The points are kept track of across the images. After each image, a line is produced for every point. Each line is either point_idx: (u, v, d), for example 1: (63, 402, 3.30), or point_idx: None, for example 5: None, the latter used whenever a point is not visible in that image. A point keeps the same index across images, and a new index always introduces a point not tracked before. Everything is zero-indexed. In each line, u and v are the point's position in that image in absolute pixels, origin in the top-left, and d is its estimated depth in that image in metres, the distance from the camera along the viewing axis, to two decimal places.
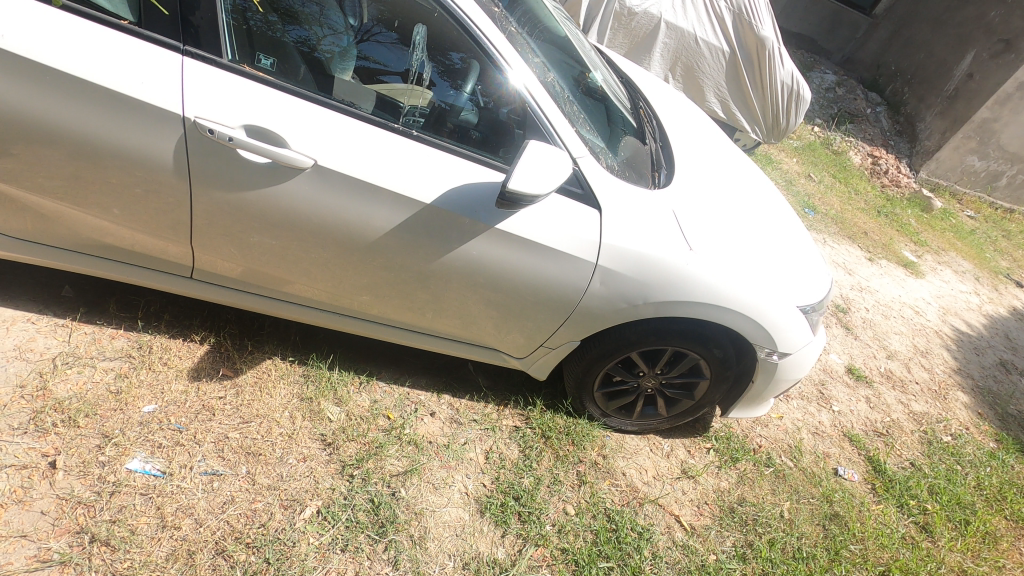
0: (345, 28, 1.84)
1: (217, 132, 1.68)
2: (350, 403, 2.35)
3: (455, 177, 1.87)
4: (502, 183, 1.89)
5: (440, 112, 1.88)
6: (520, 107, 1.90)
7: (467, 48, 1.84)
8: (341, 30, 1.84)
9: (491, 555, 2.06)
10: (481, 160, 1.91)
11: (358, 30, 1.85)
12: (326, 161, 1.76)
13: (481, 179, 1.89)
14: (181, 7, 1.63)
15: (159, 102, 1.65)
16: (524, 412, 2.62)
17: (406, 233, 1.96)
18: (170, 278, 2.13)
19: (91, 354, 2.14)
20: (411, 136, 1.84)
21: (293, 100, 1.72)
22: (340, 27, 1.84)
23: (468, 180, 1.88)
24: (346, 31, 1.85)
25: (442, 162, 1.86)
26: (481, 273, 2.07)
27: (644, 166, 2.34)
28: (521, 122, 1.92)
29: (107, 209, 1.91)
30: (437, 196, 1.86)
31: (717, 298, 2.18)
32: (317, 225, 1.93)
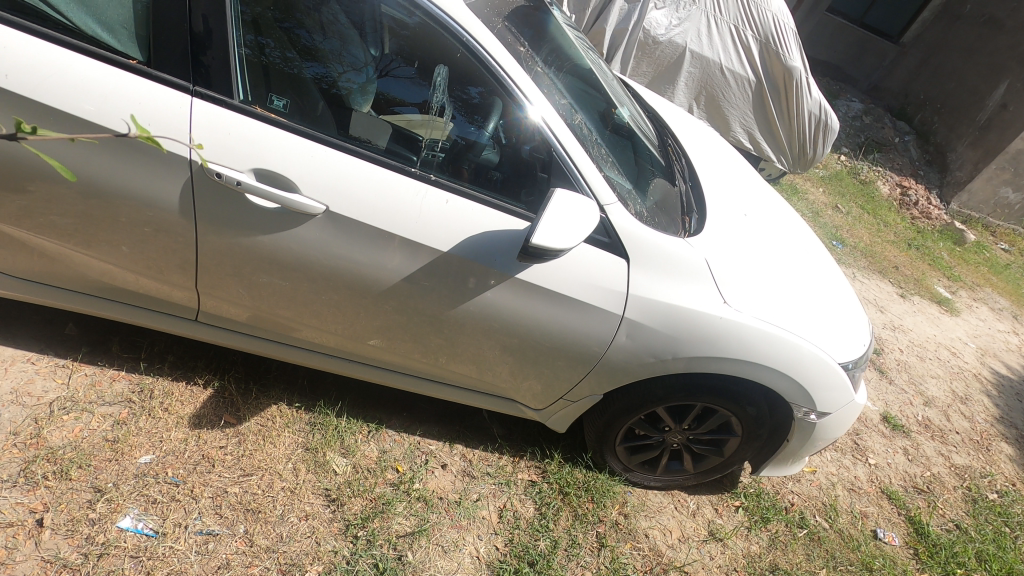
0: (367, 61, 1.71)
1: (225, 175, 1.58)
2: (357, 454, 2.22)
3: (475, 224, 1.75)
4: (524, 232, 1.78)
5: (461, 152, 1.76)
6: (546, 148, 1.78)
7: (492, 83, 1.72)
8: (363, 63, 1.71)
9: None
10: (503, 206, 1.79)
11: (379, 61, 1.71)
12: (339, 208, 1.67)
13: (501, 228, 1.77)
14: (192, 45, 1.53)
15: (167, 145, 1.57)
16: (540, 465, 2.47)
17: (420, 282, 1.84)
18: (176, 319, 2.05)
19: (90, 399, 2.04)
20: (429, 180, 1.73)
21: (305, 143, 1.62)
22: (364, 59, 1.71)
23: (488, 229, 1.76)
24: (367, 64, 1.71)
25: (461, 209, 1.74)
26: (499, 323, 1.95)
27: (674, 211, 2.21)
28: (546, 165, 1.80)
29: (112, 250, 1.83)
30: (454, 245, 1.76)
31: (752, 356, 2.02)
32: (327, 271, 1.83)
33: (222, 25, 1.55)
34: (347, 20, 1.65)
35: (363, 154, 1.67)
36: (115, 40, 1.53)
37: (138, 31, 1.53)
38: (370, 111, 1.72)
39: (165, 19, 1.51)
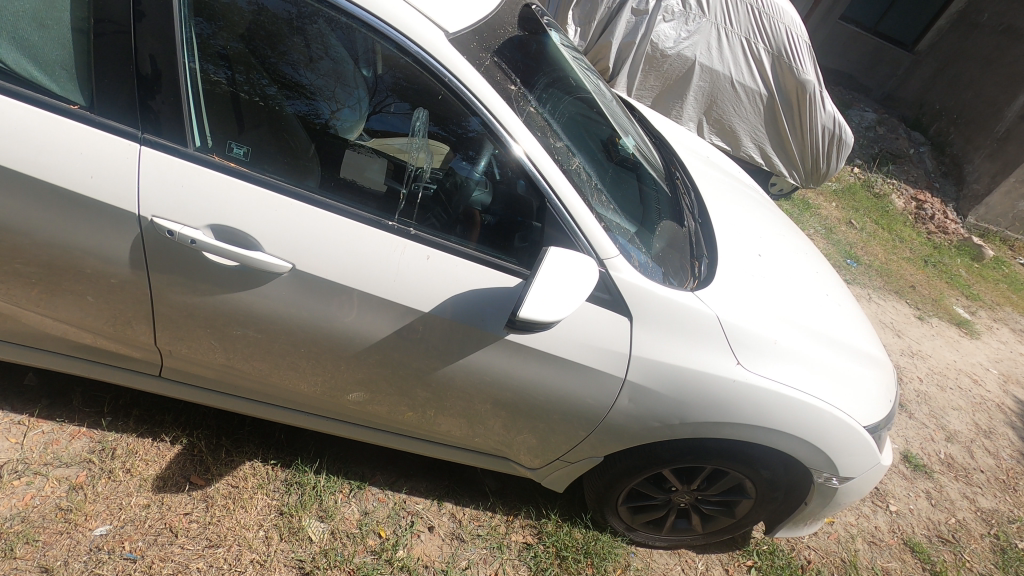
0: (360, 83, 1.55)
1: (177, 233, 1.42)
2: (336, 518, 2.04)
3: (459, 281, 1.58)
4: (515, 290, 1.60)
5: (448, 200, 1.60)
6: (540, 194, 1.58)
7: (482, 121, 1.53)
8: (355, 85, 1.55)
9: None
10: (492, 261, 1.61)
11: (371, 84, 1.54)
12: (307, 267, 1.50)
13: (489, 286, 1.60)
14: (139, 89, 1.36)
15: (112, 199, 1.40)
16: (536, 525, 2.29)
17: (401, 342, 1.67)
18: (141, 376, 1.89)
19: (45, 460, 1.88)
20: (409, 234, 1.55)
21: (269, 195, 1.45)
22: (356, 81, 1.54)
23: (475, 288, 1.59)
24: (360, 86, 1.55)
25: (445, 266, 1.57)
26: (489, 384, 1.77)
27: (684, 255, 2.03)
28: (540, 213, 1.60)
29: (63, 306, 1.66)
30: (436, 305, 1.59)
31: (766, 421, 1.85)
32: (297, 331, 1.66)
33: (174, 65, 1.38)
34: (326, 54, 1.50)
35: (334, 206, 1.50)
36: (54, 84, 1.37)
37: (80, 74, 1.36)
38: (365, 138, 1.57)
39: (108, 59, 1.34)
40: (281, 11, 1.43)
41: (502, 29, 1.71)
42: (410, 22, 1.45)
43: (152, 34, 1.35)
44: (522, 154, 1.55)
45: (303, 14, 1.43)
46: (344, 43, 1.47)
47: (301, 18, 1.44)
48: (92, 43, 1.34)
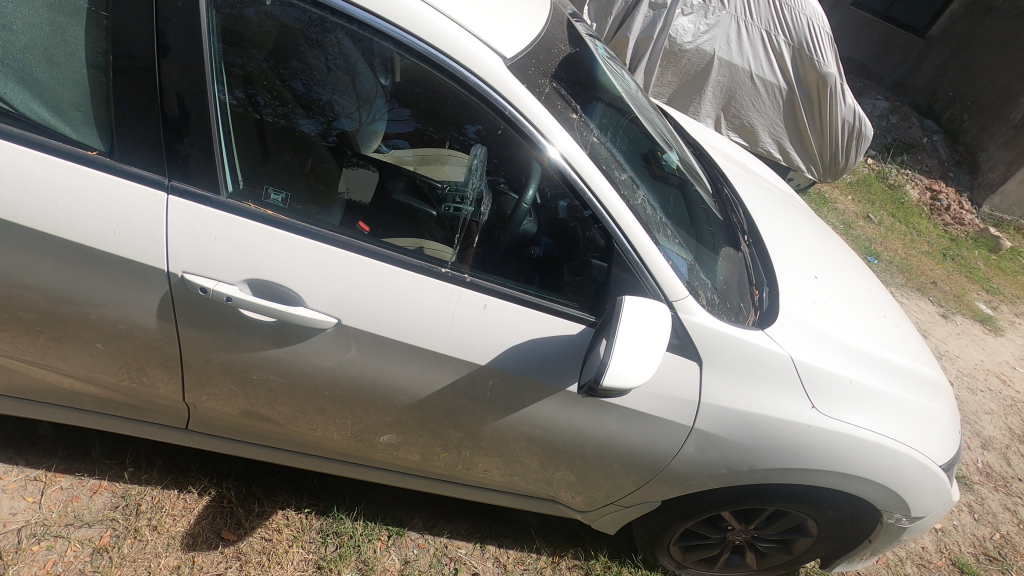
0: (376, 91, 1.39)
1: (211, 290, 1.28)
2: (377, 569, 1.93)
3: (519, 331, 1.44)
4: (580, 339, 1.47)
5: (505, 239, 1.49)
6: (604, 230, 1.44)
7: (485, 128, 1.37)
8: (371, 93, 1.39)
9: None
10: (555, 308, 1.47)
11: (390, 92, 1.39)
12: (355, 322, 1.37)
13: (550, 335, 1.46)
14: (166, 133, 1.21)
15: (137, 255, 1.25)
16: (584, 566, 2.17)
17: (453, 396, 1.53)
18: (160, 428, 1.74)
19: (65, 521, 1.74)
20: (464, 281, 1.42)
21: (311, 245, 1.31)
22: (371, 88, 1.39)
23: (535, 338, 1.45)
24: (377, 94, 1.40)
25: (503, 315, 1.43)
26: (545, 435, 1.64)
27: (745, 284, 1.91)
28: (605, 252, 1.47)
29: (82, 362, 1.52)
30: (494, 357, 1.45)
31: (840, 465, 1.73)
32: (339, 386, 1.52)
33: (204, 106, 1.22)
34: (342, 65, 1.33)
35: (383, 255, 1.36)
36: (66, 126, 1.21)
37: (97, 115, 1.21)
38: (381, 150, 1.53)
39: (127, 98, 1.19)
40: (289, 20, 1.25)
41: (556, 48, 1.56)
42: (446, 34, 1.27)
43: (178, 71, 1.19)
44: (558, 154, 1.37)
45: (314, 22, 1.25)
46: (369, 58, 1.31)
47: (313, 27, 1.26)
48: (112, 83, 1.19)
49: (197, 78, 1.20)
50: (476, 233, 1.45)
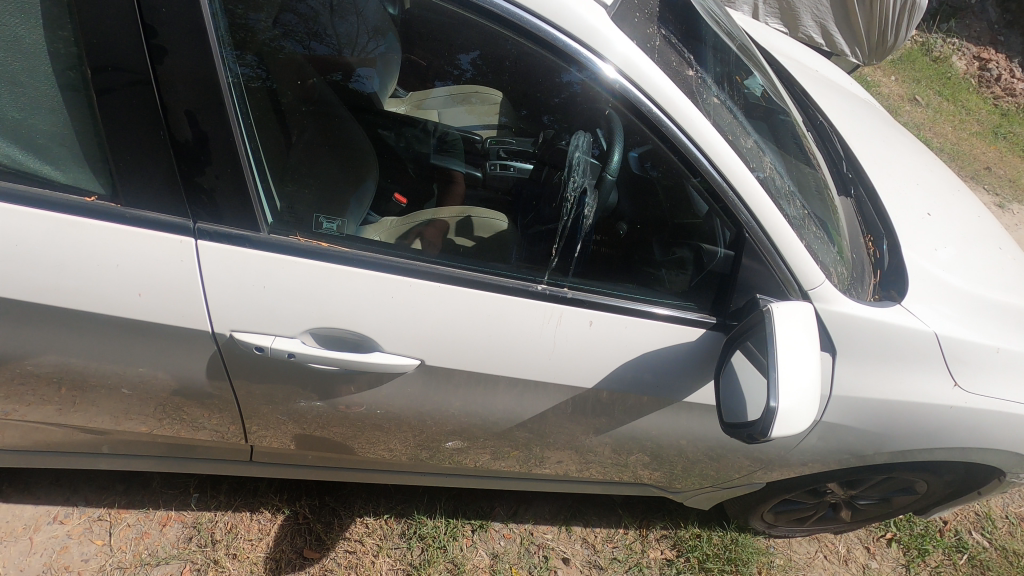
0: (382, 22, 1.06)
1: (269, 349, 1.06)
2: (467, 570, 1.86)
3: (630, 347, 1.22)
4: (702, 349, 1.25)
5: (609, 233, 1.21)
6: (725, 202, 1.14)
7: (496, 60, 1.05)
8: (380, 26, 1.07)
9: None
10: (669, 315, 1.23)
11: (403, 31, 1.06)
12: (443, 360, 1.16)
13: (667, 347, 1.24)
14: (181, 163, 0.94)
15: (172, 317, 1.02)
16: (673, 536, 2.11)
17: (554, 419, 1.34)
18: (209, 462, 1.55)
19: (141, 559, 1.65)
20: (566, 297, 1.17)
21: (380, 277, 1.07)
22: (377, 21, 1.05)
23: (649, 352, 1.23)
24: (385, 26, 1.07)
25: (613, 332, 1.20)
26: (652, 441, 1.47)
27: (858, 235, 1.64)
28: (735, 240, 1.20)
29: (126, 417, 1.34)
30: (603, 377, 1.25)
31: (974, 436, 1.55)
32: (421, 419, 1.33)
33: (220, 122, 0.93)
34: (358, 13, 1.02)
35: (468, 279, 1.12)
36: (49, 164, 0.94)
37: (85, 146, 0.94)
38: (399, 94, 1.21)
39: (120, 119, 0.91)
40: None
41: None
42: None
43: (180, 77, 0.90)
44: (618, 69, 1.03)
45: None
46: None
47: None
48: (96, 104, 0.90)
49: (196, 73, 0.90)
50: (579, 241, 1.17)
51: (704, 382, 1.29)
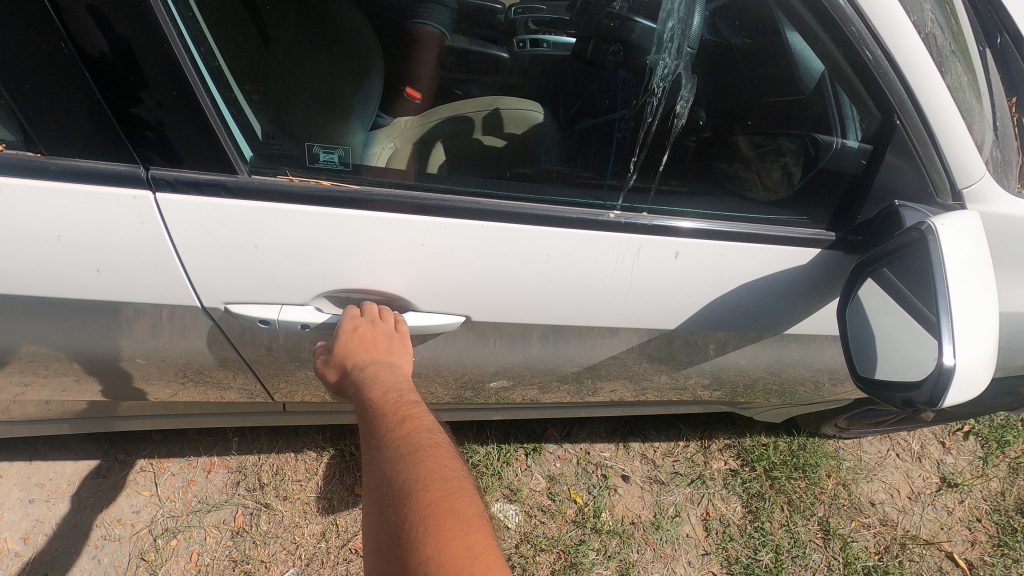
0: None
1: (276, 322, 0.87)
2: (524, 495, 1.81)
3: (723, 282, 0.97)
4: (814, 277, 1.00)
5: (686, 124, 0.88)
6: (863, 67, 0.82)
7: None
8: None
9: None
10: (777, 236, 0.95)
11: None
12: (490, 313, 0.94)
13: (769, 279, 0.98)
14: (104, 92, 0.67)
15: (149, 293, 0.81)
16: (737, 446, 2.01)
17: (624, 356, 1.16)
18: (240, 416, 1.42)
19: (192, 506, 1.60)
20: (644, 224, 0.90)
21: (402, 222, 0.81)
22: None
23: (745, 287, 0.98)
24: None
25: (703, 264, 0.94)
26: (732, 372, 1.29)
27: (1003, 95, 1.26)
28: (877, 131, 0.89)
29: (135, 390, 1.18)
30: (686, 318, 1.02)
31: None
32: (468, 367, 1.15)
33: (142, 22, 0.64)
34: None
35: (517, 213, 0.85)
36: None
37: None
38: None
39: None
40: None
41: None
42: None
43: None
44: None
45: None
46: None
47: None
48: None
49: None
50: (667, 151, 0.88)
51: (809, 310, 1.06)
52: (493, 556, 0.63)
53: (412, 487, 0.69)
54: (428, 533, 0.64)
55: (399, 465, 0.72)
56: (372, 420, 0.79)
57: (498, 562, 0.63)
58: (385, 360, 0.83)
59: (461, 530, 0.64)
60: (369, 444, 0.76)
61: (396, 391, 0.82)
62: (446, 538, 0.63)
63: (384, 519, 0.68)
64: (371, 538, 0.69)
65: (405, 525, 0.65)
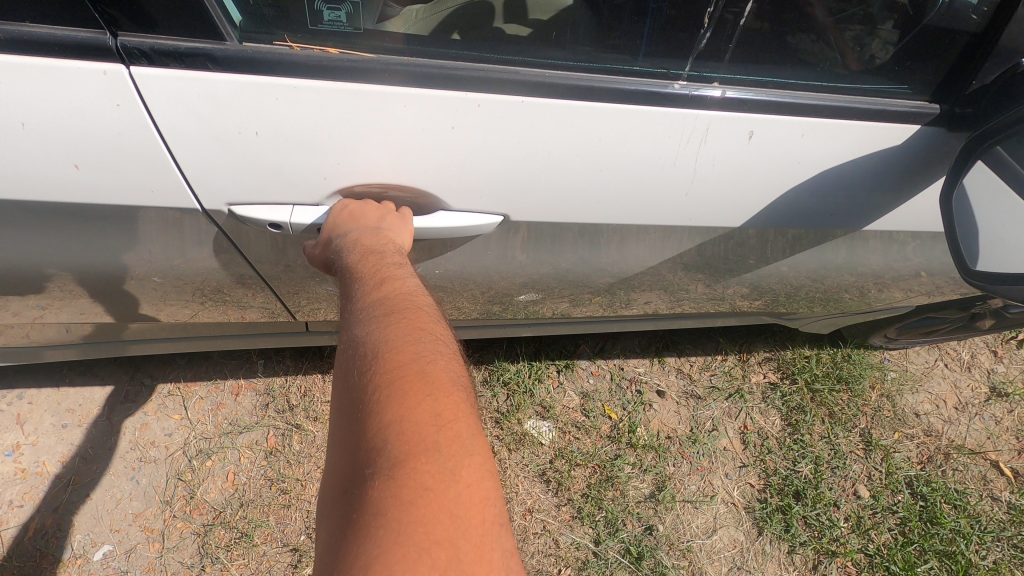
0: None
1: (295, 226, 0.78)
2: (558, 412, 1.76)
3: (794, 170, 0.84)
4: (899, 161, 0.87)
5: None
6: None
7: None
8: None
9: None
10: (865, 108, 0.81)
11: None
12: (529, 212, 0.84)
13: (848, 163, 0.85)
14: None
15: (142, 190, 0.73)
16: (777, 359, 1.93)
17: (674, 262, 1.06)
18: (263, 338, 1.36)
19: (223, 428, 1.58)
20: (708, 97, 0.76)
21: (427, 100, 0.70)
22: None
23: (820, 175, 0.86)
24: None
25: (775, 146, 0.81)
26: (793, 281, 1.18)
27: None
28: None
29: (146, 313, 1.10)
30: (749, 213, 0.90)
31: None
32: (504, 279, 1.05)
33: None
34: None
35: (564, 84, 0.72)
36: None
37: None
38: None
39: None
40: None
41: None
42: None
43: None
44: None
45: None
46: None
47: None
48: None
49: None
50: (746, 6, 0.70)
51: (895, 201, 0.93)
52: (460, 424, 0.60)
53: (383, 350, 0.65)
54: (391, 393, 0.60)
55: (372, 328, 0.67)
56: (348, 284, 0.74)
57: (466, 431, 0.60)
58: (371, 229, 0.76)
59: (427, 395, 0.60)
60: (343, 307, 0.72)
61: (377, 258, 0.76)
62: (410, 400, 0.59)
63: (348, 378, 0.65)
64: (333, 394, 0.66)
65: (369, 384, 0.62)
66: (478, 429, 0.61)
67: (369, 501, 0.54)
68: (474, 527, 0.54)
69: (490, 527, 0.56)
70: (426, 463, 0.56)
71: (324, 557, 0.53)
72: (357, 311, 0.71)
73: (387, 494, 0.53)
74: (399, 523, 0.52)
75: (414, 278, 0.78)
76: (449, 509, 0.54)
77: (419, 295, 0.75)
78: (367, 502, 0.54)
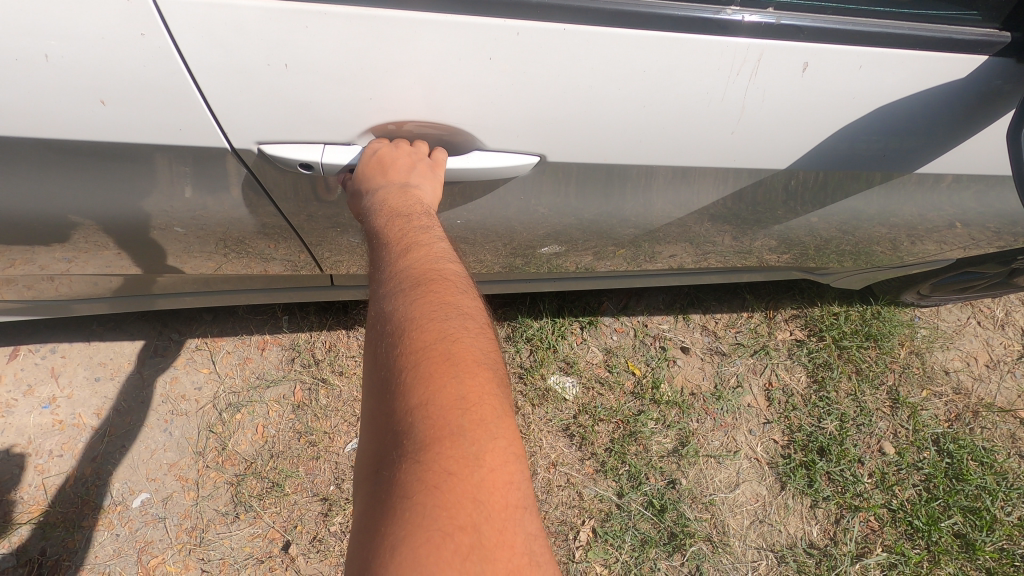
0: None
1: (326, 167, 0.77)
2: (581, 367, 1.76)
3: (829, 102, 0.82)
4: (942, 93, 0.84)
5: None
6: None
7: None
8: None
9: (806, 539, 1.54)
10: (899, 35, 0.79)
11: None
12: (563, 151, 0.82)
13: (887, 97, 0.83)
14: None
15: (165, 130, 0.72)
16: (804, 316, 1.90)
17: (708, 211, 1.02)
18: (288, 292, 1.36)
19: (251, 382, 1.60)
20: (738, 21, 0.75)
21: (457, 27, 0.69)
22: None
23: (859, 109, 0.84)
24: None
25: (807, 76, 0.79)
26: (831, 231, 1.13)
27: None
28: None
29: (174, 265, 1.10)
30: (785, 153, 0.88)
31: None
32: (532, 229, 1.03)
33: None
34: None
35: (599, 11, 0.71)
36: None
37: None
38: None
39: None
40: None
41: None
42: None
43: None
44: None
45: None
46: None
47: None
48: None
49: None
50: None
51: (939, 140, 0.90)
52: (486, 406, 0.59)
53: (408, 326, 0.63)
54: (416, 373, 0.59)
55: (398, 301, 0.66)
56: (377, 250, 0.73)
57: (490, 414, 0.59)
58: (400, 184, 0.75)
59: (453, 377, 0.59)
60: (373, 275, 0.71)
61: (406, 221, 0.74)
62: (435, 382, 0.58)
63: (376, 354, 0.64)
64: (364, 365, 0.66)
65: (395, 361, 0.62)
66: (504, 410, 0.60)
67: (396, 485, 0.54)
68: (498, 511, 0.55)
69: (514, 510, 0.56)
70: (451, 449, 0.55)
71: (356, 531, 0.55)
72: (385, 282, 0.69)
73: (413, 477, 0.54)
74: (423, 507, 0.52)
75: (444, 239, 0.76)
76: (472, 495, 0.54)
77: (448, 262, 0.73)
78: (395, 485, 0.54)
